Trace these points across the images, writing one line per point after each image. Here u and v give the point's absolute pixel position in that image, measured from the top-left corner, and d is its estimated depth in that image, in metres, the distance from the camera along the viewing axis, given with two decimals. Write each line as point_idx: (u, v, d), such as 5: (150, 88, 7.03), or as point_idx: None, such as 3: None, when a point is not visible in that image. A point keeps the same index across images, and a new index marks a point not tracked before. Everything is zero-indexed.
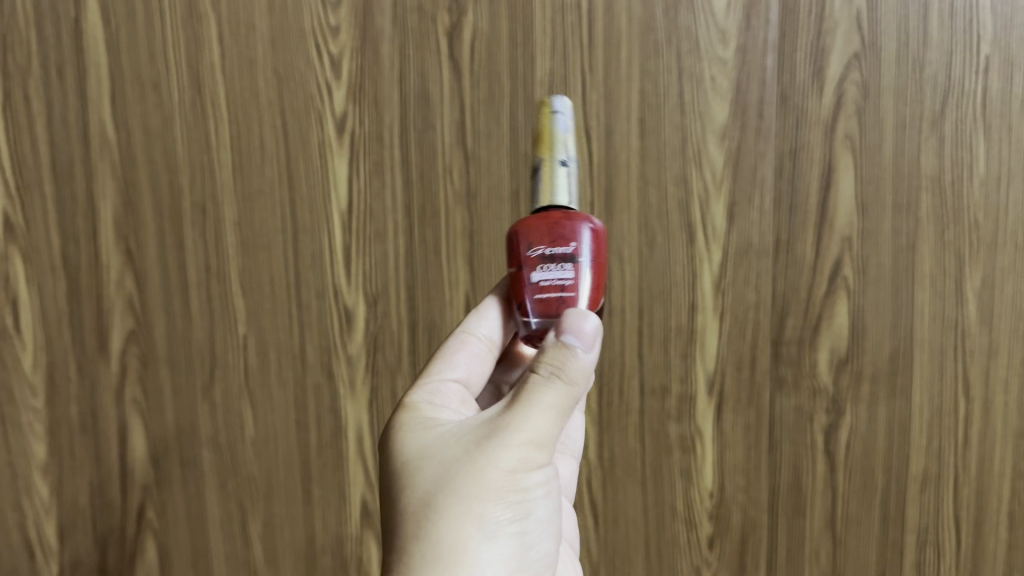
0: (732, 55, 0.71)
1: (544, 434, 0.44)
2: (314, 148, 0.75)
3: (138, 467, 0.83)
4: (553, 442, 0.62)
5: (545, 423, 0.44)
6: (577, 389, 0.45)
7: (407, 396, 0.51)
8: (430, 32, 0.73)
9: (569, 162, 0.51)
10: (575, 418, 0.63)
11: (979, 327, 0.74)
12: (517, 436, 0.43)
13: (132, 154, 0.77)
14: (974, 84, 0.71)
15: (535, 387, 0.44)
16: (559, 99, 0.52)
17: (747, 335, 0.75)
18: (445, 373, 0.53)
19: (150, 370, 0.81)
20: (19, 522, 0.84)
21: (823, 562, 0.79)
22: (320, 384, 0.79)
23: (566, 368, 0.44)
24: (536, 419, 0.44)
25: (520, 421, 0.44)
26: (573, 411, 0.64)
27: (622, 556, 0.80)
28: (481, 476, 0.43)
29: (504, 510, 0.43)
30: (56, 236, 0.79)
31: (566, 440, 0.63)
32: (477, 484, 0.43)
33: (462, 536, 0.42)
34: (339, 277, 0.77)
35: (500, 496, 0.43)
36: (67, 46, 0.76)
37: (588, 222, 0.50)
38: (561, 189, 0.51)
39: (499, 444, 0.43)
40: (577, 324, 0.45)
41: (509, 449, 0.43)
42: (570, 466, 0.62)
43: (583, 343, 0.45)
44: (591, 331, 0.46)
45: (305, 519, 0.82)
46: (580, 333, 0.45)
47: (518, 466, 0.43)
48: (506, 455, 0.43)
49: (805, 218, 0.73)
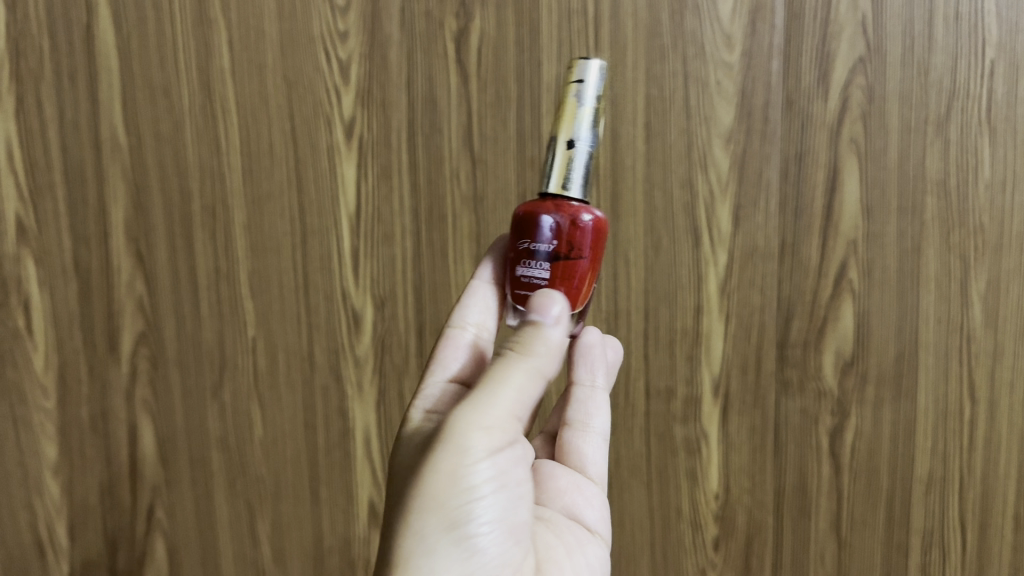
0: (737, 59, 0.72)
1: (486, 428, 0.45)
2: (323, 152, 0.76)
3: (148, 467, 0.83)
4: (577, 424, 0.63)
5: (488, 418, 0.46)
6: (537, 362, 0.47)
7: (408, 409, 0.54)
8: (437, 37, 0.73)
9: (585, 145, 0.49)
10: (597, 395, 0.63)
11: (984, 330, 0.74)
12: (456, 434, 0.45)
13: (143, 157, 0.78)
14: (978, 88, 0.71)
15: (488, 378, 0.47)
16: (587, 73, 0.50)
17: (752, 338, 0.76)
18: (440, 375, 0.56)
19: (160, 371, 0.81)
20: (30, 521, 0.85)
21: (829, 564, 0.79)
22: (328, 385, 0.80)
23: (529, 347, 0.48)
24: (482, 413, 0.46)
25: (462, 418, 0.46)
26: (593, 389, 0.63)
27: (628, 556, 0.81)
28: (426, 479, 0.45)
29: (454, 506, 0.45)
30: (68, 239, 0.80)
31: (590, 420, 0.63)
32: (423, 486, 0.45)
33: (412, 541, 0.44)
34: (347, 280, 0.78)
35: (445, 495, 0.45)
36: (78, 50, 0.76)
37: (586, 219, 0.50)
38: (575, 175, 0.50)
39: (442, 444, 0.45)
40: (542, 304, 0.48)
41: (451, 448, 0.45)
42: (598, 447, 0.63)
43: (546, 320, 0.48)
44: (557, 309, 0.48)
45: (313, 519, 0.83)
46: (546, 312, 0.48)
47: (461, 463, 0.45)
48: (447, 458, 0.45)
49: (810, 220, 0.74)
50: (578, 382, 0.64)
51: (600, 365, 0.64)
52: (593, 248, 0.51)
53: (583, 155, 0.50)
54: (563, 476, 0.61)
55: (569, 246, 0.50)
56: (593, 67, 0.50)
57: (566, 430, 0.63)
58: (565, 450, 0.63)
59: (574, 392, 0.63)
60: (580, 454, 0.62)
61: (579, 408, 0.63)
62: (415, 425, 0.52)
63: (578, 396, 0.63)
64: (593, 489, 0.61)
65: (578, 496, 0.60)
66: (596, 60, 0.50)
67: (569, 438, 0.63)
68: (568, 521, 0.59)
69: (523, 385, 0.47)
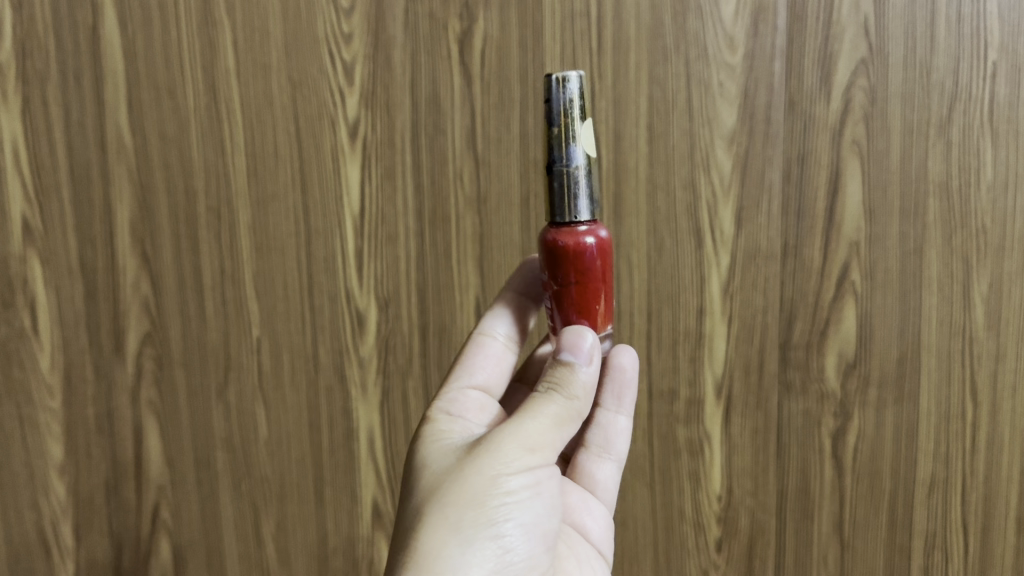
0: (739, 61, 0.72)
1: (531, 442, 0.48)
2: (327, 153, 0.76)
3: (153, 467, 0.84)
4: (594, 449, 0.63)
5: (533, 432, 0.48)
6: (579, 403, 0.50)
7: (430, 410, 0.55)
8: (440, 39, 0.74)
9: (576, 162, 0.50)
10: (621, 422, 0.63)
11: (986, 332, 0.74)
12: (502, 443, 0.47)
13: (148, 159, 0.78)
14: (981, 90, 0.71)
15: (534, 402, 0.49)
16: (570, 94, 0.50)
17: (755, 339, 0.76)
18: (463, 380, 0.58)
19: (166, 372, 0.82)
20: (36, 521, 0.86)
21: (831, 566, 0.79)
22: (332, 385, 0.80)
23: (569, 386, 0.49)
24: (527, 427, 0.48)
25: (508, 431, 0.48)
26: (618, 415, 0.63)
27: (631, 557, 0.81)
28: (466, 481, 0.47)
29: (488, 512, 0.47)
30: (74, 240, 0.80)
31: (609, 445, 0.63)
32: (462, 487, 0.46)
33: (444, 535, 0.45)
34: (351, 280, 0.78)
35: (483, 498, 0.46)
36: (85, 52, 0.77)
37: (585, 244, 0.51)
38: (580, 194, 0.51)
39: (486, 451, 0.47)
40: (573, 342, 0.50)
41: (495, 454, 0.47)
42: (612, 473, 0.63)
43: (579, 360, 0.50)
44: (588, 347, 0.50)
45: (317, 519, 0.83)
46: (578, 349, 0.50)
47: (501, 470, 0.47)
48: (490, 466, 0.47)
49: (812, 222, 0.74)
50: (603, 406, 0.63)
51: (629, 393, 0.62)
52: (598, 270, 0.52)
53: (582, 171, 0.50)
54: (574, 493, 0.61)
55: (575, 271, 0.52)
56: (574, 85, 0.51)
57: (583, 451, 0.63)
58: (578, 472, 0.62)
59: (596, 418, 0.63)
60: (592, 476, 0.62)
61: (598, 433, 0.63)
62: (437, 425, 0.53)
63: (601, 419, 0.63)
64: (602, 509, 0.62)
65: (588, 513, 0.61)
66: (571, 74, 0.51)
67: (583, 461, 0.63)
68: (577, 537, 0.59)
69: (566, 419, 0.49)
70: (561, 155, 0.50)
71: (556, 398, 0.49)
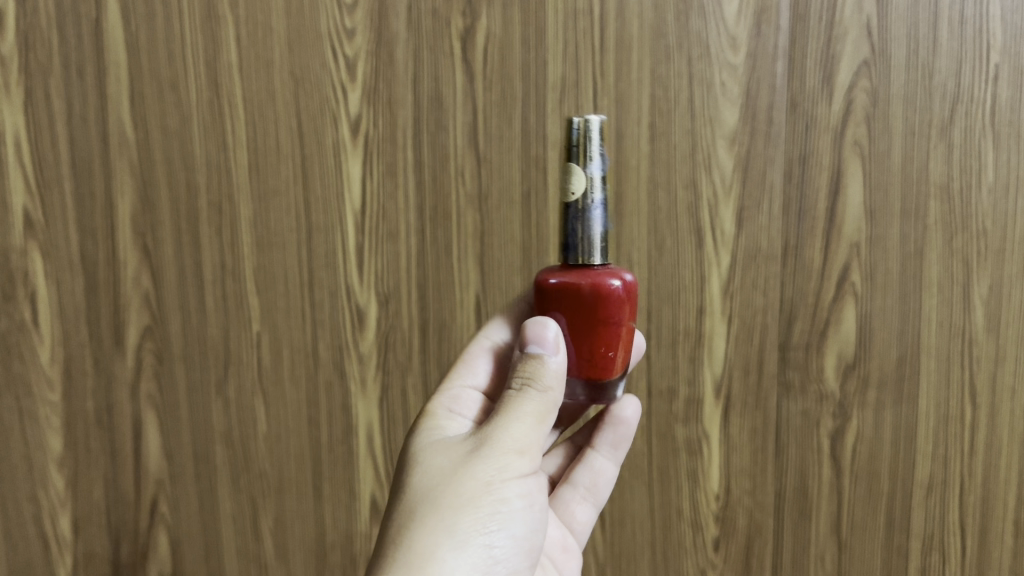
0: (742, 61, 0.72)
1: (519, 448, 0.48)
2: (329, 148, 0.76)
3: (152, 460, 0.84)
4: (580, 489, 0.64)
5: (521, 438, 0.48)
6: (554, 393, 0.50)
7: (430, 402, 0.56)
8: (443, 36, 0.74)
9: (599, 203, 0.50)
10: (610, 467, 0.65)
11: (986, 335, 0.74)
12: (496, 450, 0.48)
13: (150, 153, 0.78)
14: (982, 93, 0.71)
15: (512, 401, 0.49)
16: (590, 134, 0.50)
17: (754, 338, 0.76)
18: (465, 380, 0.59)
19: (165, 366, 0.82)
20: (34, 514, 0.86)
21: (828, 566, 0.79)
22: (332, 381, 0.80)
23: (539, 376, 0.49)
24: (513, 430, 0.48)
25: (500, 437, 0.48)
26: (609, 461, 0.65)
27: (628, 556, 0.81)
28: (460, 484, 0.47)
29: (479, 518, 0.47)
30: (76, 233, 0.80)
31: (593, 489, 0.64)
32: (456, 490, 0.47)
33: (437, 537, 0.45)
34: (352, 276, 0.78)
35: (476, 503, 0.47)
36: (87, 45, 0.77)
37: (616, 285, 0.50)
38: (595, 239, 0.50)
39: (480, 457, 0.48)
40: (538, 334, 0.50)
41: (488, 460, 0.48)
42: (589, 515, 0.64)
43: (546, 351, 0.49)
44: (553, 336, 0.50)
45: (315, 514, 0.83)
46: (543, 340, 0.50)
47: (494, 477, 0.47)
48: (484, 470, 0.47)
49: (813, 222, 0.74)
50: (597, 449, 0.65)
51: (624, 445, 0.65)
52: (625, 314, 0.51)
53: (597, 209, 0.50)
54: (553, 527, 0.61)
55: (593, 310, 0.50)
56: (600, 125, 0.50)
57: (567, 487, 0.64)
58: (559, 506, 0.63)
59: (589, 459, 0.65)
60: (572, 514, 0.63)
61: (587, 474, 0.64)
62: (439, 426, 0.53)
63: (593, 461, 0.65)
64: (574, 545, 0.63)
65: (563, 551, 0.61)
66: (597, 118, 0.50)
67: (566, 498, 0.64)
68: (549, 565, 0.60)
69: (546, 414, 0.49)
70: (584, 194, 0.50)
71: (532, 394, 0.49)
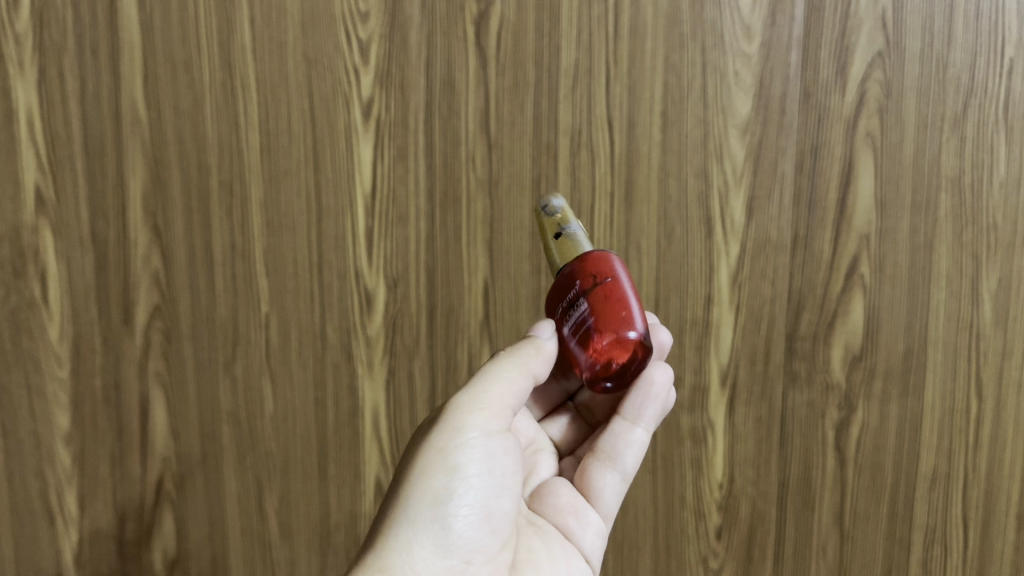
0: (756, 50, 0.72)
1: (476, 412, 0.49)
2: (341, 131, 0.76)
3: (159, 438, 0.84)
4: (602, 455, 0.60)
5: (478, 404, 0.49)
6: (528, 357, 0.51)
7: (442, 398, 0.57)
8: (458, 20, 0.74)
9: (568, 229, 0.55)
10: (636, 434, 0.59)
11: (993, 329, 0.74)
12: (454, 415, 0.49)
13: (163, 133, 0.79)
14: (996, 86, 0.71)
15: (486, 369, 0.50)
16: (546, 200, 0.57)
17: (761, 329, 0.76)
18: None
19: (174, 345, 0.82)
20: (40, 489, 0.86)
21: (830, 557, 0.79)
22: (339, 363, 0.81)
23: (522, 347, 0.52)
24: (478, 399, 0.49)
25: (459, 402, 0.49)
26: (633, 427, 0.59)
27: (631, 543, 0.82)
28: (417, 457, 0.48)
29: (434, 485, 0.48)
30: (86, 212, 0.81)
31: (619, 455, 0.59)
32: (413, 463, 0.48)
33: (393, 515, 0.47)
34: (360, 259, 0.78)
35: (429, 472, 0.48)
36: (101, 24, 0.77)
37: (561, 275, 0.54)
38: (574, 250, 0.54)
39: (438, 427, 0.49)
40: (534, 325, 0.54)
41: (442, 428, 0.49)
42: (616, 484, 0.59)
43: (541, 335, 0.53)
44: (548, 328, 0.54)
45: (320, 496, 0.83)
46: (538, 327, 0.53)
47: (447, 443, 0.48)
48: (438, 438, 0.48)
49: (823, 213, 0.74)
50: (622, 414, 0.59)
51: (653, 407, 0.58)
52: (572, 278, 0.53)
53: (567, 236, 0.55)
54: (565, 495, 0.59)
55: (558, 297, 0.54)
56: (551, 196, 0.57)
57: (592, 456, 0.60)
58: (580, 475, 0.60)
59: (612, 424, 0.60)
60: (593, 482, 0.59)
61: (609, 440, 0.60)
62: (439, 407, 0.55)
63: (616, 426, 0.60)
64: (594, 518, 0.59)
65: (575, 517, 0.58)
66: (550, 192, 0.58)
67: (587, 466, 0.60)
68: (557, 533, 0.57)
69: (517, 376, 0.50)
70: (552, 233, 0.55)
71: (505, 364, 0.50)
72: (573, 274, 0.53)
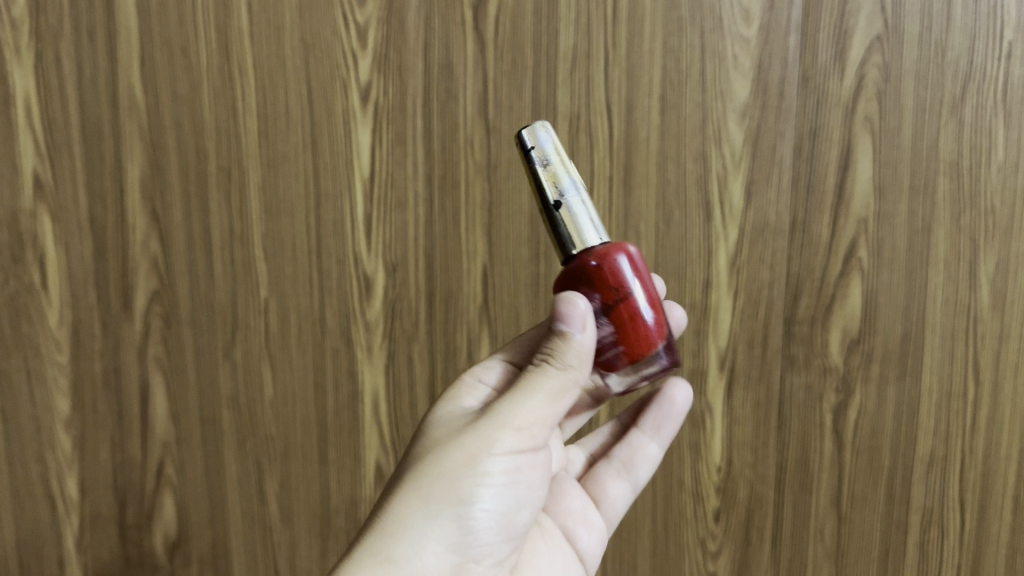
0: (754, 34, 0.72)
1: (517, 425, 0.48)
2: (339, 116, 0.76)
3: (159, 422, 0.85)
4: (615, 463, 0.64)
5: (521, 416, 0.48)
6: (576, 372, 0.48)
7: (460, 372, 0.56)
8: (456, 4, 0.74)
9: (564, 197, 0.49)
10: (651, 449, 0.64)
11: (991, 313, 0.74)
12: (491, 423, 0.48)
13: (160, 117, 0.78)
14: (996, 69, 0.70)
15: (531, 376, 0.49)
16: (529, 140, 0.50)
17: (759, 314, 0.76)
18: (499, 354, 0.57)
19: (173, 330, 0.83)
20: (41, 474, 0.87)
21: (827, 540, 0.80)
22: (339, 348, 0.81)
23: (563, 354, 0.48)
24: (521, 410, 0.48)
25: (501, 411, 0.49)
26: (650, 442, 0.64)
27: (630, 524, 0.83)
28: (446, 455, 0.48)
29: (459, 488, 0.48)
30: (84, 197, 0.81)
31: (634, 467, 0.64)
32: (442, 460, 0.48)
33: (411, 505, 0.47)
34: (359, 244, 0.78)
35: (457, 476, 0.48)
36: (98, 9, 0.77)
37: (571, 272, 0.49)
38: (574, 226, 0.49)
39: (472, 431, 0.49)
40: (563, 311, 0.47)
41: (478, 434, 0.48)
42: (624, 492, 0.63)
43: (574, 329, 0.47)
44: (581, 312, 0.47)
45: (320, 480, 0.84)
46: (571, 317, 0.47)
47: (481, 452, 0.48)
48: (473, 444, 0.48)
49: (822, 197, 0.74)
50: (640, 428, 0.65)
51: (670, 425, 0.65)
52: (591, 286, 0.49)
53: (565, 206, 0.49)
54: (575, 497, 0.61)
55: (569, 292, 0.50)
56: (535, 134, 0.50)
57: (605, 463, 0.64)
58: (591, 479, 0.64)
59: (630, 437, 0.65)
60: (603, 488, 0.63)
61: (625, 451, 0.64)
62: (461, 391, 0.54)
63: (633, 439, 0.64)
64: (599, 523, 0.62)
65: (582, 522, 0.60)
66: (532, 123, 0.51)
67: (600, 471, 0.64)
68: (561, 536, 0.59)
69: (562, 391, 0.49)
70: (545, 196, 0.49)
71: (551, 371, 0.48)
72: (592, 280, 0.49)
